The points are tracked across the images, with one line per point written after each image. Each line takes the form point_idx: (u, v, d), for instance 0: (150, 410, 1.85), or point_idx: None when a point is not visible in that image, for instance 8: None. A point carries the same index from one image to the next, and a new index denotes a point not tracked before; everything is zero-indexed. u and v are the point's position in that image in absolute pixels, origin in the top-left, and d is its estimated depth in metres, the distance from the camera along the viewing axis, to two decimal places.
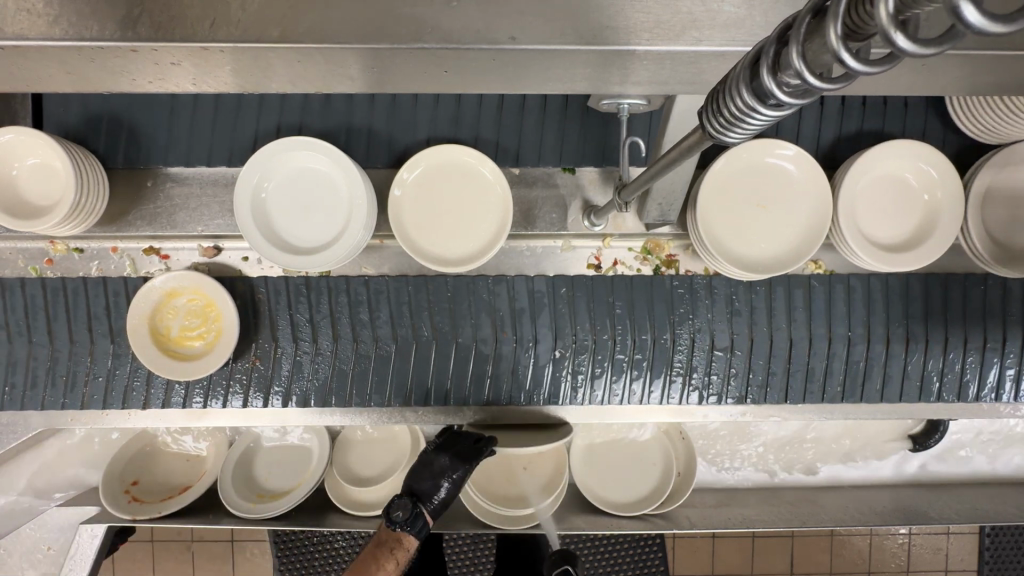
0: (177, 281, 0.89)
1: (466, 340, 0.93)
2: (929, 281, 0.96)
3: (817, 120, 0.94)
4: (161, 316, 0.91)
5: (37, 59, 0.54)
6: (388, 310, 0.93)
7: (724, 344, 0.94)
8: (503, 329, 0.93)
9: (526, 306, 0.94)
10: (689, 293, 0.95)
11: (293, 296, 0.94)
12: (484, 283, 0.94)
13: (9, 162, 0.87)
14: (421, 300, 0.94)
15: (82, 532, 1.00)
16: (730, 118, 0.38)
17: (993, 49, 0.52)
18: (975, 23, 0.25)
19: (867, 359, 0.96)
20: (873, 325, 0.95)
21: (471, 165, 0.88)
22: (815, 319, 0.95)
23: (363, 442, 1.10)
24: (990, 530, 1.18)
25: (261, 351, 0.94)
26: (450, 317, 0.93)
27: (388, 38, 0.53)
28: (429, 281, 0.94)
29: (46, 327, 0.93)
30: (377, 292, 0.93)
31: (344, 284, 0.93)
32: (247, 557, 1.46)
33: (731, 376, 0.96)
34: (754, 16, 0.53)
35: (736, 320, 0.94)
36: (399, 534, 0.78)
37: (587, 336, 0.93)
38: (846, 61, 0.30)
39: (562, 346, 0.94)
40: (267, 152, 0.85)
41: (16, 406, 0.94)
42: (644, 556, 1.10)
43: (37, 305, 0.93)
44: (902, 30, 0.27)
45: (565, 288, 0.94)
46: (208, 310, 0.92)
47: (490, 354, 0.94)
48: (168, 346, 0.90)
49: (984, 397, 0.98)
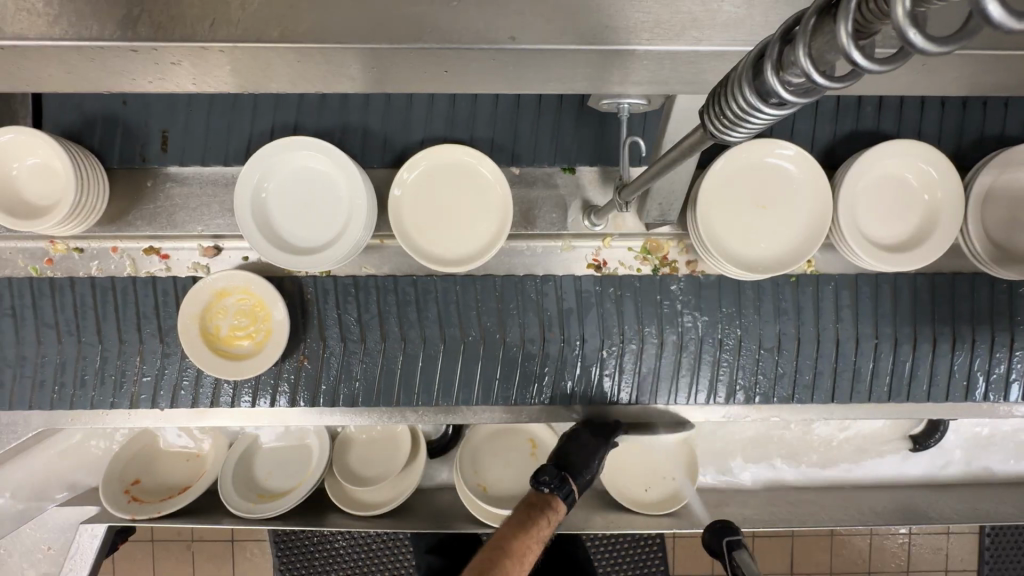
0: (228, 279, 0.90)
1: (513, 341, 0.93)
2: (928, 280, 0.96)
3: (817, 120, 0.94)
4: (211, 316, 0.91)
5: (37, 59, 0.54)
6: (436, 310, 0.94)
7: (772, 344, 0.95)
8: (550, 329, 0.94)
9: (573, 306, 0.94)
10: (738, 293, 0.95)
11: (341, 296, 0.94)
12: (533, 282, 0.94)
13: (8, 162, 0.87)
14: (469, 300, 0.94)
15: (82, 532, 0.99)
16: (733, 117, 0.38)
17: (993, 49, 0.52)
18: (994, 17, 0.25)
19: (913, 359, 0.96)
20: (919, 325, 0.96)
21: (471, 165, 0.88)
22: (861, 319, 0.95)
23: (363, 443, 1.10)
24: (990, 530, 1.18)
25: (310, 351, 0.94)
26: (498, 316, 0.94)
27: (388, 38, 0.53)
28: (476, 281, 0.94)
29: (95, 327, 0.93)
30: (425, 292, 0.94)
31: (391, 284, 0.94)
32: (247, 557, 1.46)
33: (778, 376, 0.96)
34: (754, 15, 0.53)
35: (784, 321, 0.95)
36: (548, 497, 0.86)
37: (634, 336, 0.94)
38: (855, 60, 0.30)
39: (610, 345, 0.94)
40: (266, 153, 0.85)
41: (21, 406, 0.94)
42: (644, 556, 1.10)
43: (87, 303, 0.93)
44: (918, 27, 0.27)
45: (613, 288, 0.95)
46: (256, 309, 0.92)
47: (538, 353, 0.94)
48: (217, 346, 0.90)
49: (986, 397, 0.98)
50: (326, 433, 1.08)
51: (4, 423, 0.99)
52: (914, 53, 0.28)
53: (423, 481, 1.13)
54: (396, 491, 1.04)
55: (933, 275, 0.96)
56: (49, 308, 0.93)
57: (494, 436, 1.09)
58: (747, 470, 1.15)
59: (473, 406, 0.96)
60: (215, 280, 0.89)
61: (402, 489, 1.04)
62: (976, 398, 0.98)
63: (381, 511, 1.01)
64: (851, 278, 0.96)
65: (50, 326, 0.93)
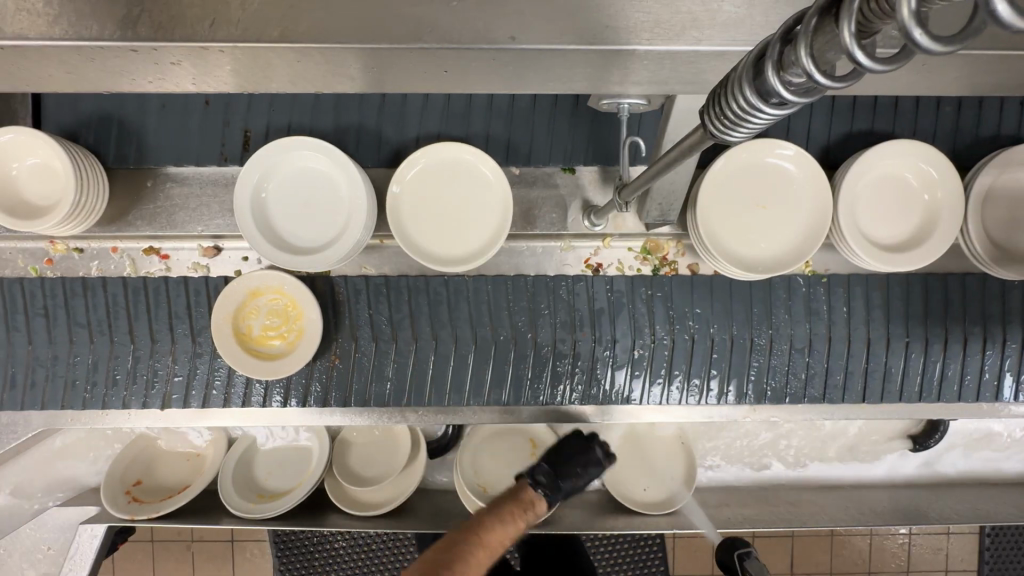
0: (262, 279, 0.90)
1: (545, 341, 0.94)
2: (930, 280, 0.96)
3: (817, 120, 0.94)
4: (244, 317, 0.91)
5: (37, 59, 0.54)
6: (467, 310, 0.94)
7: (803, 344, 0.95)
8: (581, 329, 0.94)
9: (605, 306, 0.94)
10: (769, 293, 0.95)
11: (373, 295, 0.94)
12: (564, 283, 0.94)
13: (8, 162, 0.86)
14: (501, 300, 0.94)
15: (82, 532, 0.99)
16: (734, 118, 0.38)
17: (993, 50, 0.52)
18: (1002, 18, 0.25)
19: (944, 360, 0.97)
20: (950, 325, 0.96)
21: (471, 163, 0.88)
22: (893, 320, 0.96)
23: (363, 443, 1.10)
24: (990, 530, 1.18)
25: (341, 350, 0.94)
26: (529, 315, 0.94)
27: (388, 38, 0.53)
28: (508, 281, 0.94)
29: (127, 327, 0.93)
30: (457, 292, 0.94)
31: (423, 284, 0.94)
32: (247, 557, 1.45)
33: (810, 376, 0.96)
34: (754, 15, 0.53)
35: (815, 321, 0.95)
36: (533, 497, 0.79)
37: (665, 336, 0.94)
38: (858, 60, 0.30)
39: (641, 345, 0.94)
40: (266, 153, 0.85)
41: (21, 406, 0.94)
42: (644, 557, 1.10)
43: (119, 302, 0.93)
44: (922, 26, 0.27)
45: (644, 287, 0.95)
46: (289, 309, 0.92)
47: (569, 353, 0.94)
48: (250, 346, 0.90)
49: (988, 397, 0.98)
50: (326, 433, 1.08)
51: (4, 423, 0.99)
52: (918, 53, 0.28)
53: (422, 482, 1.13)
54: (398, 492, 1.05)
55: (938, 276, 0.96)
56: (80, 308, 0.93)
57: (494, 437, 1.09)
58: (748, 470, 1.15)
59: (473, 406, 0.96)
60: (250, 280, 0.90)
61: (404, 488, 1.04)
62: (976, 398, 0.98)
63: (382, 510, 1.01)
64: (852, 278, 0.96)
65: (81, 326, 0.93)
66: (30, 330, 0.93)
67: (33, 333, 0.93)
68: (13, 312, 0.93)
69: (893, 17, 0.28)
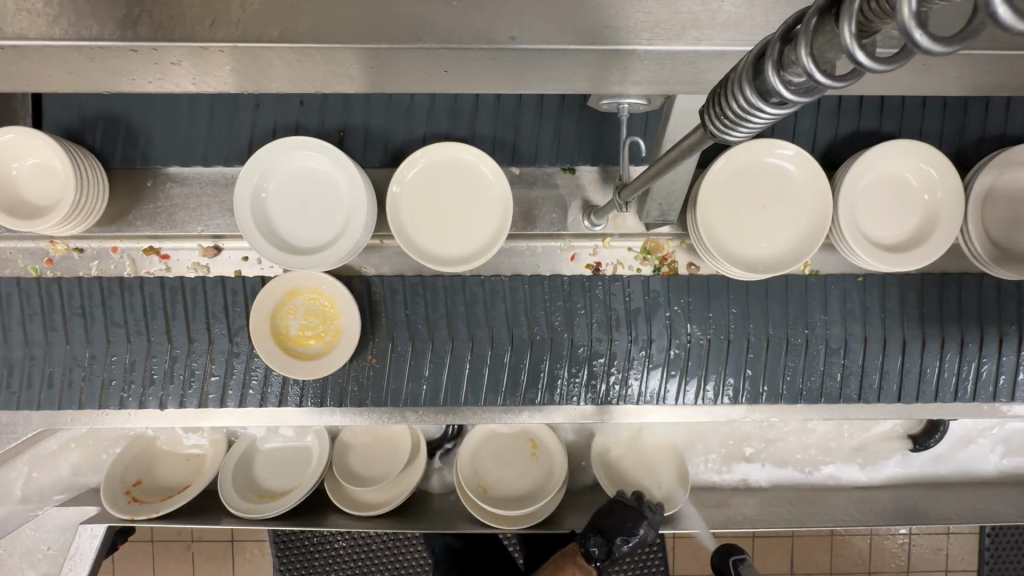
0: (301, 279, 0.91)
1: (581, 341, 0.94)
2: (936, 280, 0.96)
3: (817, 120, 0.94)
4: (282, 316, 0.91)
5: (38, 59, 0.54)
6: (504, 310, 0.94)
7: (839, 344, 0.95)
8: (618, 329, 0.94)
9: (642, 305, 0.94)
10: (805, 293, 0.95)
11: (409, 295, 0.94)
12: (600, 282, 0.94)
13: (8, 162, 0.87)
14: (537, 298, 0.94)
15: (82, 532, 0.99)
16: (734, 118, 0.38)
17: (993, 49, 0.52)
18: (1002, 20, 0.25)
19: (978, 360, 0.97)
20: (986, 325, 0.96)
21: (471, 163, 0.88)
22: (928, 321, 0.96)
23: (363, 444, 1.10)
24: (990, 530, 1.18)
25: (378, 350, 0.94)
26: (566, 315, 0.94)
27: (388, 39, 0.53)
28: (545, 280, 0.95)
29: (165, 327, 0.93)
30: (493, 291, 0.94)
31: (459, 284, 0.94)
32: (247, 557, 1.45)
33: (847, 377, 0.96)
34: (754, 15, 0.53)
35: (850, 322, 0.96)
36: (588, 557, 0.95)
37: (701, 336, 0.94)
38: (857, 59, 0.30)
39: (677, 345, 0.95)
40: (265, 153, 0.85)
41: (21, 406, 0.94)
42: (644, 557, 1.10)
43: (156, 302, 0.93)
44: (922, 27, 0.27)
45: (680, 288, 0.95)
46: (326, 309, 0.92)
47: (604, 353, 0.94)
48: (288, 346, 0.91)
49: (989, 397, 0.98)
50: (326, 433, 1.08)
51: (4, 423, 0.99)
52: (918, 53, 0.28)
53: (423, 482, 1.13)
54: (398, 492, 1.04)
55: (975, 275, 0.96)
56: (117, 307, 0.93)
57: (493, 437, 1.09)
58: (749, 470, 1.15)
59: (473, 406, 0.96)
60: (288, 280, 0.91)
61: (404, 488, 1.04)
62: (978, 398, 0.98)
63: (382, 510, 1.01)
64: (857, 278, 0.96)
65: (118, 326, 0.93)
66: (67, 330, 0.93)
67: (70, 333, 0.93)
68: (51, 312, 0.93)
69: (893, 17, 0.28)
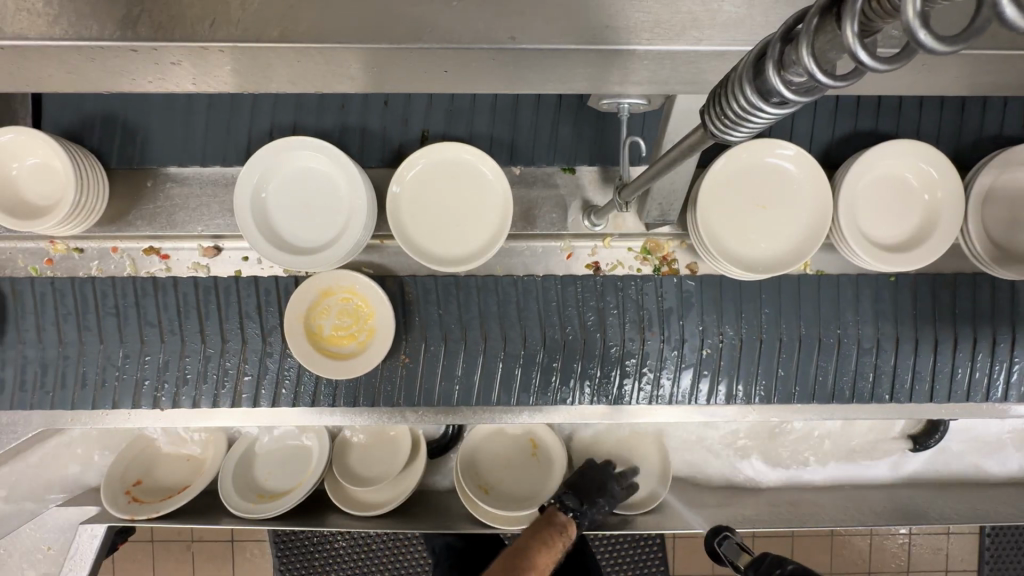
0: (334, 279, 0.91)
1: (613, 342, 0.94)
2: (942, 280, 0.96)
3: (816, 120, 0.94)
4: (316, 316, 0.91)
5: (37, 59, 0.54)
6: (536, 309, 0.94)
7: (871, 344, 0.95)
8: (650, 329, 0.94)
9: (674, 305, 0.95)
10: (837, 292, 0.96)
11: (442, 295, 0.94)
12: (634, 282, 0.95)
13: (8, 162, 0.86)
14: (570, 297, 0.94)
15: (82, 532, 0.99)
16: (735, 119, 0.38)
17: (994, 49, 0.52)
18: (1005, 17, 0.25)
19: (1009, 360, 0.97)
20: (1017, 325, 0.96)
21: (471, 163, 0.88)
22: (961, 320, 0.96)
23: (363, 444, 1.10)
24: (990, 530, 1.18)
25: (411, 350, 0.94)
26: (598, 314, 0.94)
27: (389, 39, 0.53)
28: (578, 279, 0.95)
29: (199, 327, 0.93)
30: (526, 292, 0.94)
31: (492, 284, 0.94)
32: (247, 557, 1.45)
33: (878, 380, 0.97)
34: (754, 15, 0.53)
35: (882, 322, 0.96)
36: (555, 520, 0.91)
37: (734, 335, 0.95)
38: (859, 59, 0.30)
39: (709, 345, 0.95)
40: (265, 153, 0.85)
41: (20, 406, 0.94)
42: (644, 556, 1.10)
43: (189, 302, 0.93)
44: (925, 26, 0.27)
45: (713, 288, 0.95)
46: (359, 309, 0.92)
47: (636, 353, 0.94)
48: (321, 345, 0.91)
49: (991, 397, 0.98)
50: (326, 433, 1.08)
51: (4, 423, 0.99)
52: (921, 53, 0.28)
53: (424, 482, 1.13)
54: (398, 493, 1.04)
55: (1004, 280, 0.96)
56: (151, 307, 0.93)
57: (493, 436, 1.09)
58: (749, 470, 1.15)
59: (474, 406, 0.96)
60: (321, 280, 0.91)
61: (404, 488, 1.04)
62: (979, 398, 0.98)
63: (382, 510, 1.01)
64: (861, 278, 0.96)
65: (151, 326, 0.93)
66: (102, 330, 0.93)
67: (104, 333, 0.93)
68: (85, 312, 0.93)
69: (895, 17, 0.28)
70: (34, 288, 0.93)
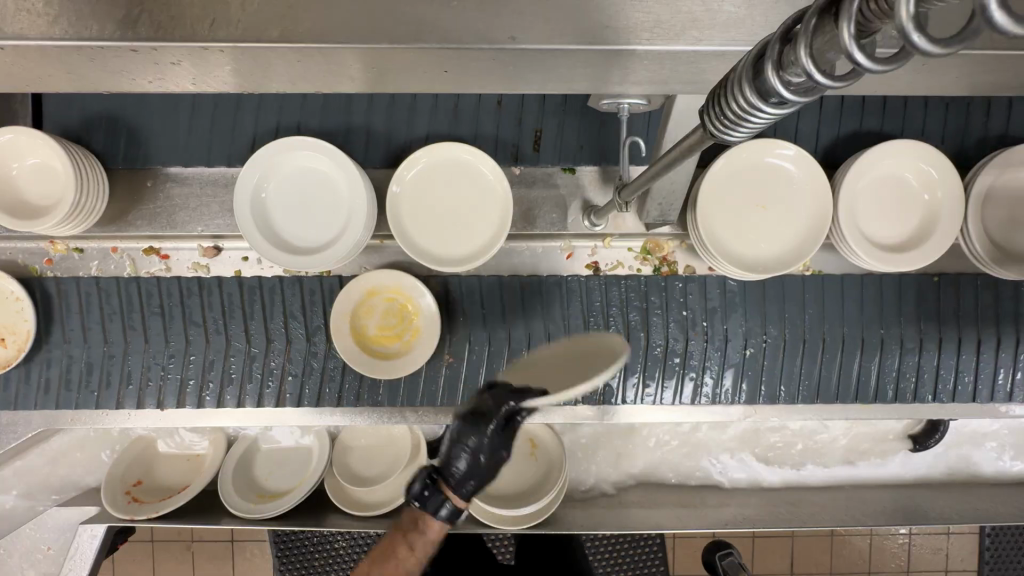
0: (380, 278, 0.91)
1: (657, 342, 0.94)
2: (953, 281, 0.96)
3: (816, 120, 0.94)
4: (361, 316, 0.91)
5: (38, 59, 0.54)
6: (580, 309, 0.94)
7: (913, 345, 0.96)
8: (693, 329, 0.94)
9: (718, 304, 0.95)
10: (879, 293, 0.96)
11: (485, 295, 0.94)
12: (677, 282, 0.95)
13: (8, 162, 0.87)
14: (613, 296, 0.94)
15: (82, 532, 0.99)
16: (734, 118, 0.38)
17: (994, 50, 0.52)
18: (999, 24, 0.25)
19: None
20: None
21: (471, 164, 0.88)
22: (1002, 320, 0.96)
23: (363, 444, 1.10)
24: (990, 530, 1.18)
25: (455, 350, 0.94)
26: (643, 313, 0.94)
27: (389, 39, 0.53)
28: (621, 279, 0.95)
29: (243, 326, 0.93)
30: (569, 292, 0.94)
31: (537, 284, 0.94)
32: (247, 557, 1.45)
33: (922, 381, 0.97)
34: (755, 16, 0.53)
35: (925, 322, 0.96)
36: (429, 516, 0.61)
37: (777, 335, 0.95)
38: (857, 60, 0.30)
39: (752, 345, 0.95)
40: (264, 153, 0.85)
41: (21, 405, 0.94)
42: (644, 557, 1.10)
43: (235, 302, 0.93)
44: (921, 29, 0.27)
45: (756, 288, 0.95)
46: (403, 309, 0.92)
47: (680, 353, 0.94)
48: (367, 344, 0.91)
49: (994, 397, 0.98)
50: (326, 433, 1.08)
51: (4, 423, 0.99)
52: (917, 55, 0.28)
53: None
54: (397, 492, 1.04)
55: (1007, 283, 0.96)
56: (197, 307, 0.93)
57: None
58: (750, 471, 1.15)
59: None
60: (366, 279, 0.90)
61: (402, 488, 1.04)
62: (984, 399, 0.98)
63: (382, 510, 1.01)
64: (890, 278, 0.96)
65: (197, 326, 0.93)
66: (146, 329, 0.93)
67: (150, 331, 0.93)
68: (131, 312, 0.93)
69: (892, 18, 0.28)
70: (75, 288, 0.93)
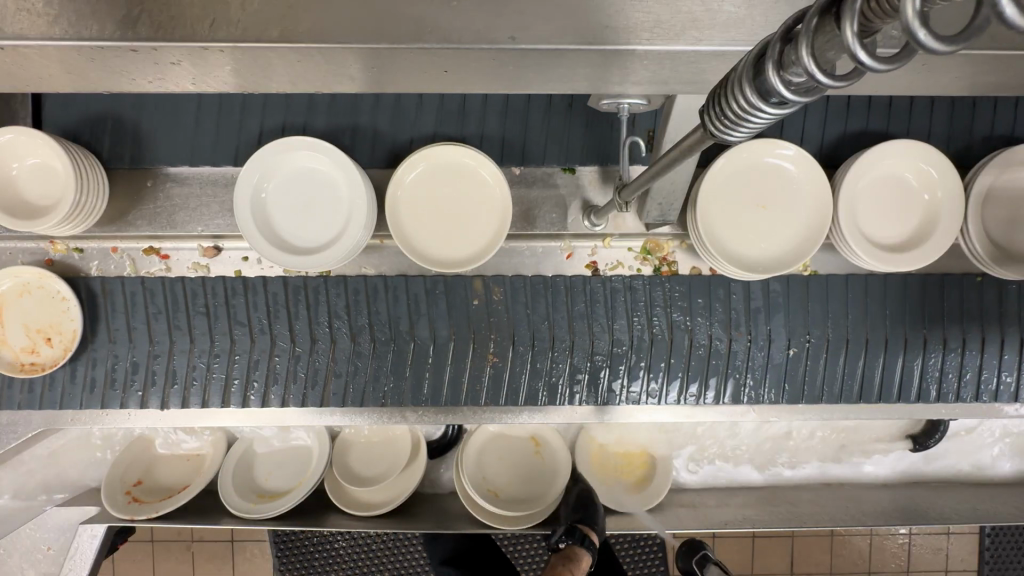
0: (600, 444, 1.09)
1: (701, 341, 0.94)
2: (959, 280, 0.96)
3: (815, 120, 0.94)
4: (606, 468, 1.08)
5: (38, 58, 0.54)
6: (625, 307, 0.94)
7: (956, 345, 0.96)
8: (737, 329, 0.94)
9: (761, 304, 0.94)
10: (922, 293, 0.96)
11: (531, 296, 0.94)
12: (722, 281, 0.94)
13: (8, 162, 0.87)
14: (657, 295, 0.94)
15: (82, 532, 0.99)
16: (734, 118, 0.38)
17: (995, 49, 0.52)
18: (1005, 16, 0.25)
19: None
20: None
21: (471, 165, 0.88)
22: None
23: (362, 443, 1.10)
24: (990, 530, 1.18)
25: (498, 350, 0.94)
26: (686, 312, 0.94)
27: (388, 39, 0.53)
28: (664, 278, 0.95)
29: (289, 327, 0.93)
30: (614, 292, 0.94)
31: (581, 284, 0.94)
32: (247, 557, 1.45)
33: (964, 382, 0.97)
34: (755, 16, 0.53)
35: (967, 321, 0.96)
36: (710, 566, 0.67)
37: (821, 337, 0.95)
38: (858, 58, 0.30)
39: (796, 344, 0.95)
40: (264, 153, 0.85)
41: (22, 406, 0.94)
42: (644, 556, 1.10)
43: (280, 302, 0.93)
44: (925, 26, 0.27)
45: (801, 288, 0.95)
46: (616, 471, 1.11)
47: (723, 352, 0.95)
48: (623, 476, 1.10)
49: (1001, 398, 0.98)
50: (326, 433, 1.08)
51: (4, 423, 0.99)
52: (921, 53, 0.28)
53: (426, 481, 1.13)
54: (399, 491, 1.05)
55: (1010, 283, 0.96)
56: (241, 307, 0.93)
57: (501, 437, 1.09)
58: (750, 470, 1.15)
59: (474, 406, 0.96)
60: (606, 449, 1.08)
61: (404, 487, 1.04)
62: (992, 399, 0.98)
63: (382, 509, 1.01)
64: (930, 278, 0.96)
65: (242, 325, 0.93)
66: (192, 329, 0.93)
67: (195, 332, 0.93)
68: (175, 311, 0.93)
69: (895, 17, 0.28)
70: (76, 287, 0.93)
